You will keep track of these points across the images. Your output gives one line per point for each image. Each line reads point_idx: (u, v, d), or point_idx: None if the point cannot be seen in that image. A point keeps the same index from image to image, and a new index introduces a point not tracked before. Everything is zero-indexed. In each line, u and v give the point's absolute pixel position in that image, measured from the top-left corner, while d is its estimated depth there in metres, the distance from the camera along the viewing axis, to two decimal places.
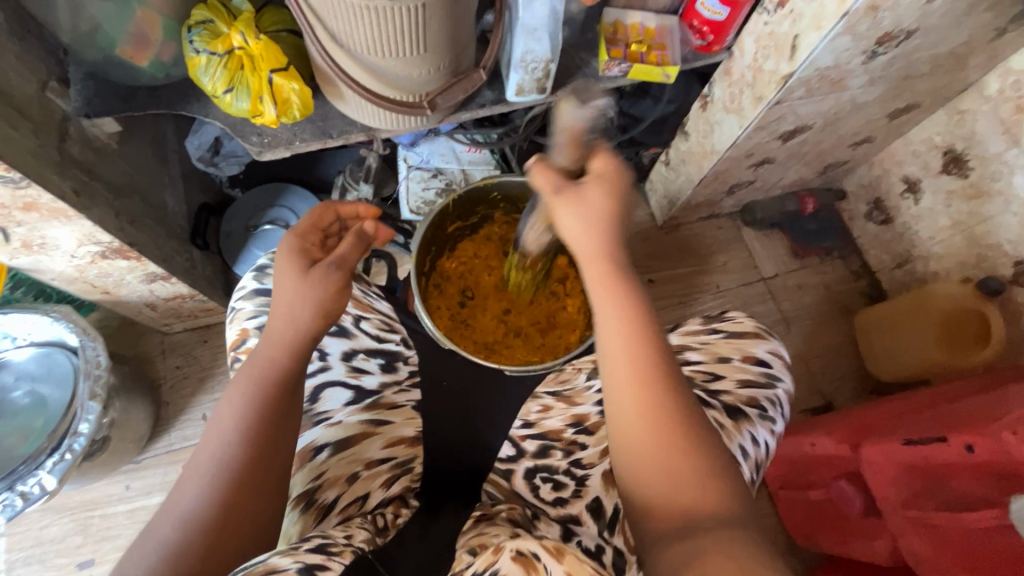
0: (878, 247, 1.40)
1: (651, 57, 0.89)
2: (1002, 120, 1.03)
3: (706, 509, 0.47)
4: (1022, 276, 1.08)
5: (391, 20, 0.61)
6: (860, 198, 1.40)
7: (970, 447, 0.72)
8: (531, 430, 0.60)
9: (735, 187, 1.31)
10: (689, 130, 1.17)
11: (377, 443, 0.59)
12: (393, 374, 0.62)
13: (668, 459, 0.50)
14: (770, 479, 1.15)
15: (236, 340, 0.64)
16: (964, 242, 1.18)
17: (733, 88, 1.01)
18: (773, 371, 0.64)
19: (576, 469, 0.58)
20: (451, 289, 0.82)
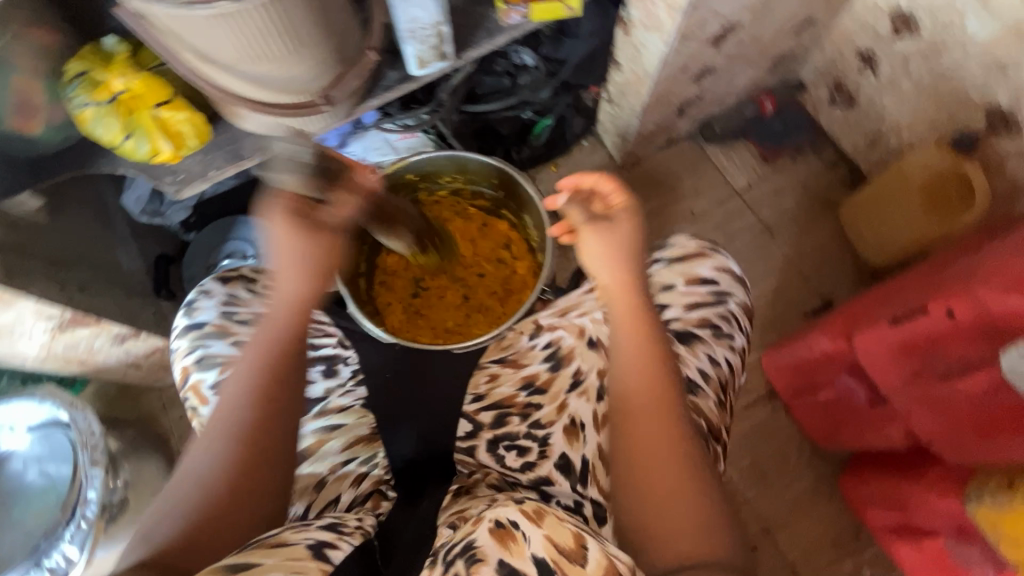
0: (848, 131, 1.33)
1: None
2: None
3: (701, 539, 0.48)
4: (997, 123, 1.02)
5: (251, 26, 0.59)
6: (819, 85, 1.33)
7: (950, 312, 0.68)
8: (483, 402, 0.62)
9: (685, 106, 1.25)
10: (620, 59, 1.12)
11: (334, 445, 0.60)
12: (336, 378, 0.62)
13: (677, 468, 0.52)
14: (781, 389, 1.10)
15: (181, 379, 0.62)
16: (932, 104, 1.12)
17: (647, 5, 0.96)
18: (721, 287, 0.63)
19: (536, 430, 0.59)
20: (399, 283, 0.80)
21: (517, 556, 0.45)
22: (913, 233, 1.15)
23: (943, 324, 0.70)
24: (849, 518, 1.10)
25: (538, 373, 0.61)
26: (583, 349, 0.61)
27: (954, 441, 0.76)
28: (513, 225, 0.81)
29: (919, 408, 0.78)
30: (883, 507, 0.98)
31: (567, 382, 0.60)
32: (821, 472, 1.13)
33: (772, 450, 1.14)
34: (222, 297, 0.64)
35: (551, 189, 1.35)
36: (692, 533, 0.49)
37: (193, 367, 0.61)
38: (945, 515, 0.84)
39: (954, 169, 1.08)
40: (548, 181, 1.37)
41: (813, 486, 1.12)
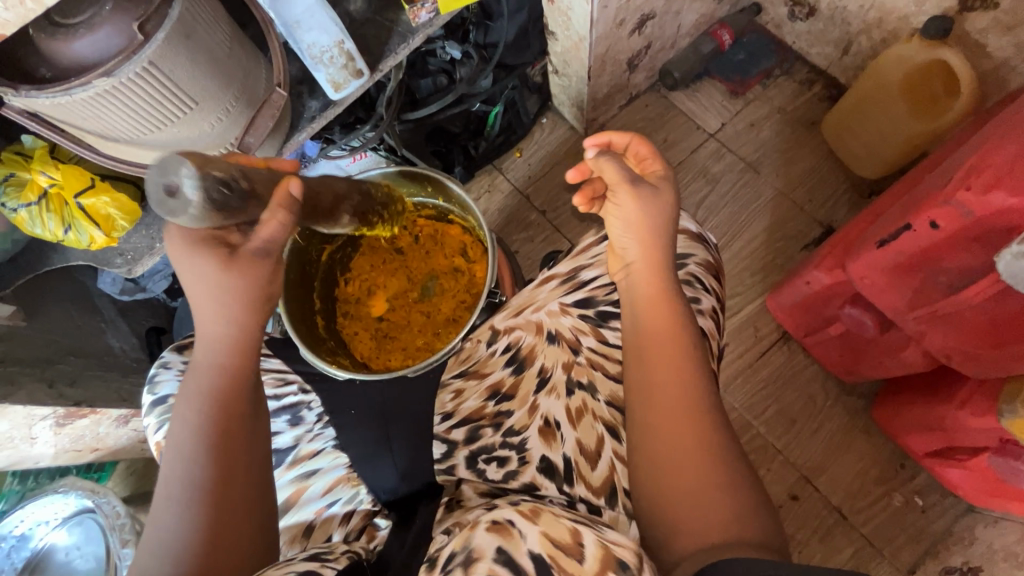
0: (817, 43, 1.24)
1: None
2: None
3: (729, 523, 0.45)
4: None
5: (135, 94, 0.57)
6: (776, 1, 1.24)
7: (934, 223, 0.64)
8: (453, 419, 0.59)
9: (636, 59, 1.19)
10: (553, 28, 1.07)
11: (314, 490, 0.58)
12: (302, 424, 0.60)
13: (699, 455, 0.47)
14: (793, 331, 1.05)
15: (158, 454, 0.62)
16: None
17: None
18: (675, 249, 0.62)
19: (511, 437, 0.56)
20: (365, 310, 0.78)
21: (514, 549, 0.41)
22: (905, 134, 1.06)
23: (931, 237, 0.65)
24: (891, 448, 1.05)
25: (503, 380, 0.60)
26: (543, 346, 0.60)
27: (975, 357, 0.70)
28: (469, 230, 0.79)
29: (930, 329, 0.72)
30: (919, 433, 0.91)
31: (533, 382, 0.58)
32: (853, 406, 1.07)
33: (797, 394, 1.09)
34: (181, 367, 0.64)
35: (519, 175, 1.30)
36: (716, 520, 0.45)
37: (165, 440, 0.61)
38: (985, 431, 0.79)
39: (929, 57, 0.99)
40: (514, 168, 1.31)
41: (847, 422, 1.07)
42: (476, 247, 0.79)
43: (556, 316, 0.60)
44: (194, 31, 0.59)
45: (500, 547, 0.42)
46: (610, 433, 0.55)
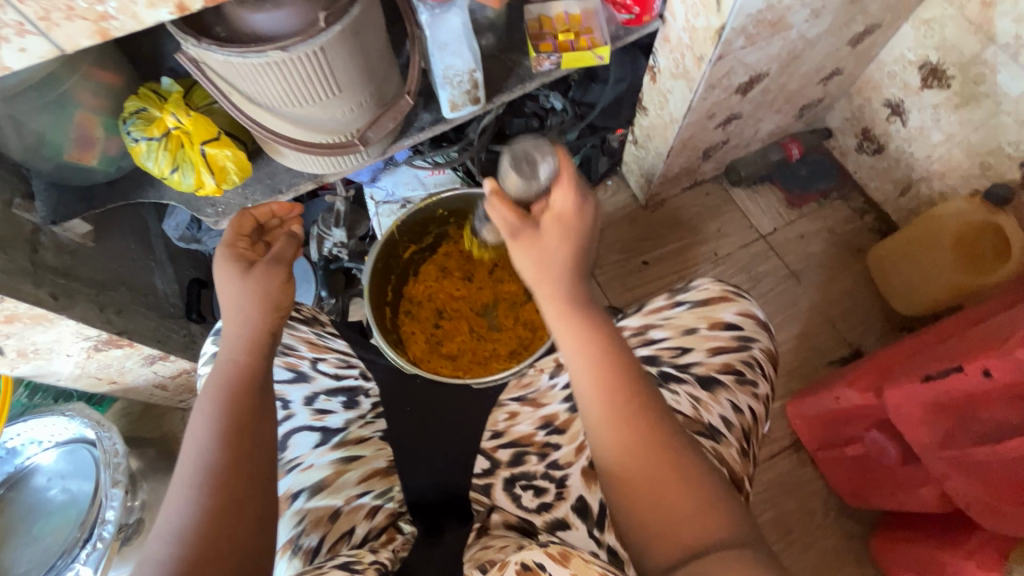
0: (877, 179, 1.32)
1: (581, 43, 0.88)
2: (972, 19, 0.97)
3: (705, 521, 0.46)
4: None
5: (297, 70, 0.63)
6: (847, 132, 1.33)
7: (987, 371, 0.67)
8: (501, 439, 0.61)
9: (711, 150, 1.26)
10: (646, 104, 1.14)
11: (351, 476, 0.59)
12: (356, 409, 0.62)
13: (665, 458, 0.49)
14: (806, 441, 1.08)
15: None
16: (963, 154, 1.11)
17: (675, 54, 0.97)
18: (745, 332, 0.64)
19: (554, 471, 0.58)
20: (424, 313, 0.81)
21: None
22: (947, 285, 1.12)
23: (976, 383, 0.69)
24: None
25: (557, 413, 0.60)
26: None
27: (993, 510, 0.71)
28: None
29: (955, 471, 0.73)
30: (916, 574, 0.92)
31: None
32: (850, 530, 1.08)
33: (796, 503, 1.10)
34: None
35: None
36: (688, 522, 0.47)
37: None
38: None
39: (987, 219, 1.06)
40: None
41: (841, 543, 1.07)
42: None
43: None
44: (362, 30, 0.65)
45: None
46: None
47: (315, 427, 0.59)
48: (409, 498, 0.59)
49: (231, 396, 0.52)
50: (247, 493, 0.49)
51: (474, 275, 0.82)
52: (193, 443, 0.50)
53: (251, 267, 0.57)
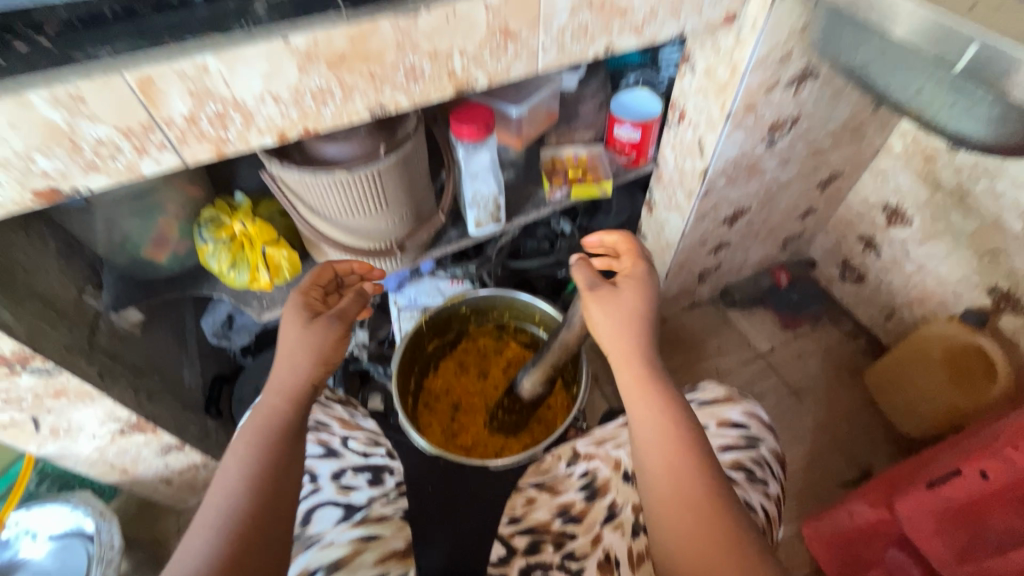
0: (862, 304, 1.42)
1: (588, 178, 1.05)
2: (919, 170, 1.14)
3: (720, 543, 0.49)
4: (1002, 301, 1.10)
5: (358, 187, 0.76)
6: (829, 262, 1.46)
7: (984, 472, 0.71)
8: (518, 526, 0.62)
9: (706, 274, 1.39)
10: (645, 231, 1.29)
11: (367, 560, 0.58)
12: (380, 487, 0.65)
13: (694, 489, 0.52)
14: (825, 565, 1.01)
15: None
16: (936, 282, 1.22)
17: (668, 190, 1.13)
18: (751, 431, 0.69)
19: (569, 562, 0.58)
20: (440, 406, 0.86)
21: None
22: (944, 403, 1.16)
23: (981, 488, 0.71)
24: None
25: (574, 503, 0.63)
26: (618, 482, 0.63)
27: None
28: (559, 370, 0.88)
29: None
30: None
31: (601, 513, 0.61)
32: None
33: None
34: None
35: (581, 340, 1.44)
36: (706, 548, 0.49)
37: None
38: None
39: (968, 340, 1.12)
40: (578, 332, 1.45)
41: None
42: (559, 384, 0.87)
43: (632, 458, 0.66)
44: (412, 160, 0.79)
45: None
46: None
47: (339, 502, 0.62)
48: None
49: (267, 441, 0.56)
50: (265, 538, 0.51)
51: (489, 372, 0.89)
52: (224, 482, 0.53)
53: (312, 318, 0.65)
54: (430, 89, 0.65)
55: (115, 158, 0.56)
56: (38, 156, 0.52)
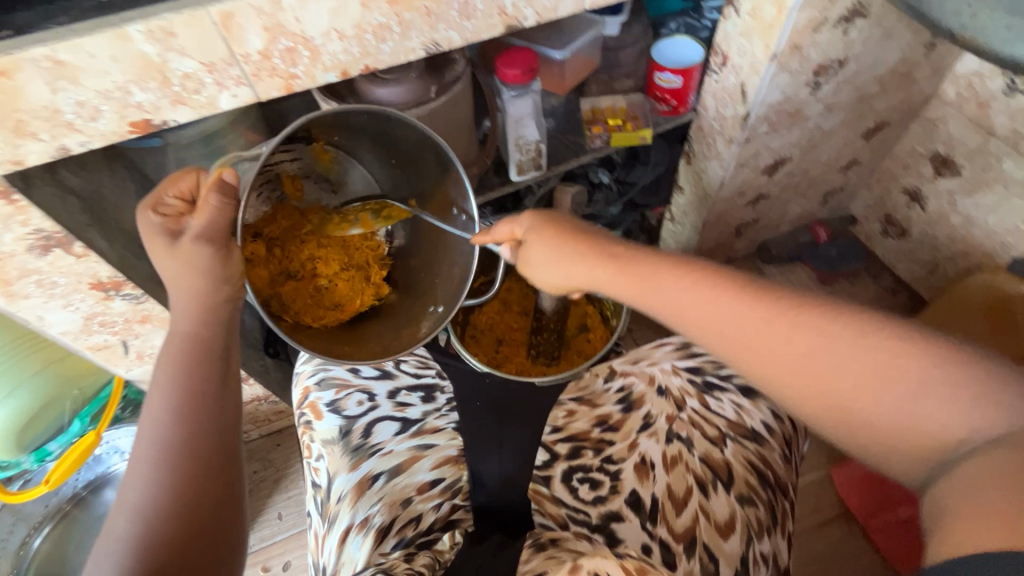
0: (905, 260, 1.17)
1: (627, 127, 0.93)
2: (971, 118, 0.95)
3: (962, 431, 0.36)
4: None
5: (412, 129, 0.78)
6: (871, 218, 1.20)
7: None
8: (561, 433, 0.60)
9: (745, 228, 1.17)
10: (682, 184, 1.10)
11: (426, 463, 0.57)
12: (433, 403, 0.62)
13: (808, 350, 0.41)
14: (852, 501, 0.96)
15: (364, 426, 0.60)
16: (976, 230, 1.01)
17: (707, 139, 0.98)
18: None
19: (608, 465, 0.57)
20: (486, 337, 0.82)
21: (643, 488, 0.54)
22: None
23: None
24: None
25: (612, 414, 0.61)
26: (653, 396, 0.61)
27: None
28: (592, 299, 0.83)
29: None
30: None
31: (636, 423, 0.59)
32: None
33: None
34: (416, 361, 0.66)
35: None
36: (901, 413, 0.38)
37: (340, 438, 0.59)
38: None
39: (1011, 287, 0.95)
40: None
41: None
42: (583, 314, 0.83)
43: (667, 374, 0.62)
44: (458, 105, 0.79)
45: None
46: (700, 487, 0.54)
47: (396, 417, 0.61)
48: (474, 486, 0.56)
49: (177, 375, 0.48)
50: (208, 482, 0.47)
51: (509, 302, 0.84)
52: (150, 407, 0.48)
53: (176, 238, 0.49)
54: (481, 27, 0.62)
55: (200, 93, 0.54)
56: (172, 59, 0.50)
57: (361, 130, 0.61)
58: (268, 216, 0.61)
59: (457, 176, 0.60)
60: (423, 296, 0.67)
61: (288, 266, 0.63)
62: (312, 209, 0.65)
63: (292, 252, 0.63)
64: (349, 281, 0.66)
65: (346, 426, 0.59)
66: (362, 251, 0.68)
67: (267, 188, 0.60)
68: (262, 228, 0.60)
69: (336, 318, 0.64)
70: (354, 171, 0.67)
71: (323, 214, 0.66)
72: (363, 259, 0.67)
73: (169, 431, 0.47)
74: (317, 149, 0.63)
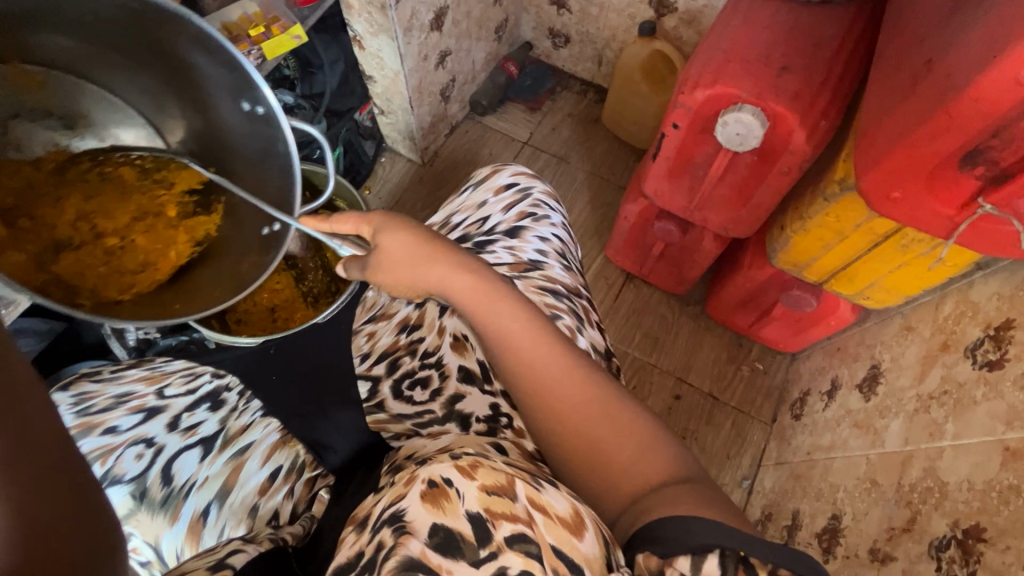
0: (580, 62, 1.32)
1: (273, 31, 0.82)
2: None
3: (666, 477, 0.45)
4: (662, 8, 1.10)
5: None
6: (541, 36, 1.31)
7: (675, 124, 0.75)
8: (373, 356, 0.58)
9: (447, 90, 1.18)
10: (369, 72, 1.04)
11: (252, 463, 0.51)
12: (225, 407, 0.54)
13: (549, 361, 0.50)
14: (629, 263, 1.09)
15: (159, 478, 0.50)
16: (611, 13, 1.17)
17: (363, 13, 0.92)
18: (522, 185, 0.72)
19: (429, 357, 0.57)
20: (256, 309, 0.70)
21: (467, 360, 0.56)
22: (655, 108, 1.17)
23: (679, 139, 0.76)
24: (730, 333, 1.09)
25: (409, 315, 0.61)
26: None
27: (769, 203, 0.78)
28: None
29: (708, 209, 0.83)
30: (741, 315, 1.03)
31: (434, 310, 0.60)
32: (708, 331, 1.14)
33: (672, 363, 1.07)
34: (179, 379, 0.55)
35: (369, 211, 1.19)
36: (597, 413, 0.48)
37: (142, 503, 0.49)
38: (770, 282, 0.91)
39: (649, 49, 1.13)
40: None
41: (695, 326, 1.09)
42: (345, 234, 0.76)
43: None
44: None
45: (435, 522, 0.32)
46: None
47: (192, 445, 0.51)
48: (318, 452, 0.53)
49: None
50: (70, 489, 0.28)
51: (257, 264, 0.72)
52: None
53: None
54: None
55: None
56: None
57: (72, 19, 0.46)
58: None
59: (226, 53, 0.49)
60: (250, 217, 0.57)
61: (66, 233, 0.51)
62: (48, 155, 0.52)
63: (49, 214, 0.51)
64: (150, 232, 0.55)
65: (139, 488, 0.49)
66: (155, 193, 0.56)
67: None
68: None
69: (150, 280, 0.54)
70: (84, 89, 0.52)
71: (68, 162, 0.53)
72: (159, 203, 0.56)
73: None
74: (11, 70, 0.47)
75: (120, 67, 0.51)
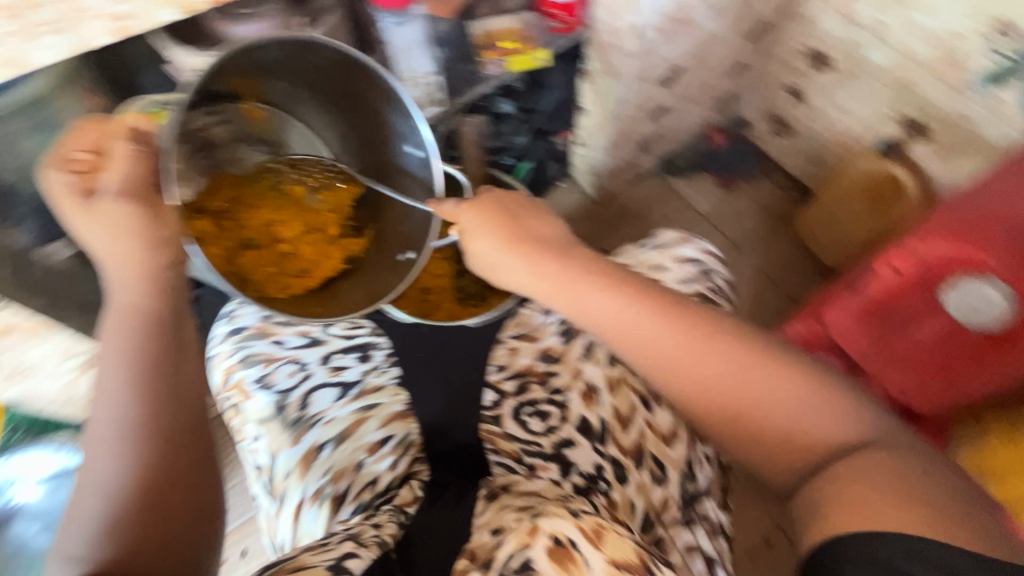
0: (793, 157, 1.24)
1: (521, 47, 0.89)
2: (840, 10, 0.98)
3: (852, 438, 0.43)
4: (914, 132, 0.99)
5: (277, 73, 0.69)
6: (761, 118, 1.25)
7: (896, 267, 0.69)
8: (506, 371, 0.59)
9: (648, 142, 1.18)
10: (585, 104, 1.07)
11: (372, 424, 0.56)
12: (370, 362, 0.59)
13: (685, 340, 0.47)
14: None
15: (297, 398, 0.56)
16: (853, 120, 1.07)
17: (603, 54, 0.95)
18: (704, 264, 0.67)
19: (556, 395, 0.57)
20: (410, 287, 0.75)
21: (591, 413, 0.56)
22: (864, 232, 1.08)
23: (893, 282, 0.70)
24: None
25: (553, 346, 0.61)
26: None
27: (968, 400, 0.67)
28: None
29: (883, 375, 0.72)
30: None
31: (579, 351, 0.59)
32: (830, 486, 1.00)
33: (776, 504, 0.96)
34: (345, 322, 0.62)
35: None
36: (764, 395, 0.45)
37: (272, 413, 0.55)
38: None
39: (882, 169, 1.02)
40: None
41: None
42: None
43: None
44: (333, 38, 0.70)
45: None
46: (643, 404, 0.56)
47: (332, 383, 0.57)
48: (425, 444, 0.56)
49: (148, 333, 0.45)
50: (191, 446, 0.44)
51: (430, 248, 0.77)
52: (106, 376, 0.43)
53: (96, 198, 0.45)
54: None
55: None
56: None
57: (286, 74, 0.55)
58: (208, 193, 0.55)
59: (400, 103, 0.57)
60: (392, 246, 0.63)
61: (245, 236, 0.57)
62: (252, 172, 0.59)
63: (244, 217, 0.57)
64: (314, 244, 0.59)
65: (280, 402, 0.55)
66: (321, 211, 0.61)
67: (200, 156, 0.54)
68: (204, 204, 0.55)
69: (302, 286, 0.58)
70: (286, 121, 0.61)
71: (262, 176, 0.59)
72: (324, 220, 0.60)
73: (138, 407, 0.42)
74: (246, 101, 0.55)
75: (313, 102, 0.61)
